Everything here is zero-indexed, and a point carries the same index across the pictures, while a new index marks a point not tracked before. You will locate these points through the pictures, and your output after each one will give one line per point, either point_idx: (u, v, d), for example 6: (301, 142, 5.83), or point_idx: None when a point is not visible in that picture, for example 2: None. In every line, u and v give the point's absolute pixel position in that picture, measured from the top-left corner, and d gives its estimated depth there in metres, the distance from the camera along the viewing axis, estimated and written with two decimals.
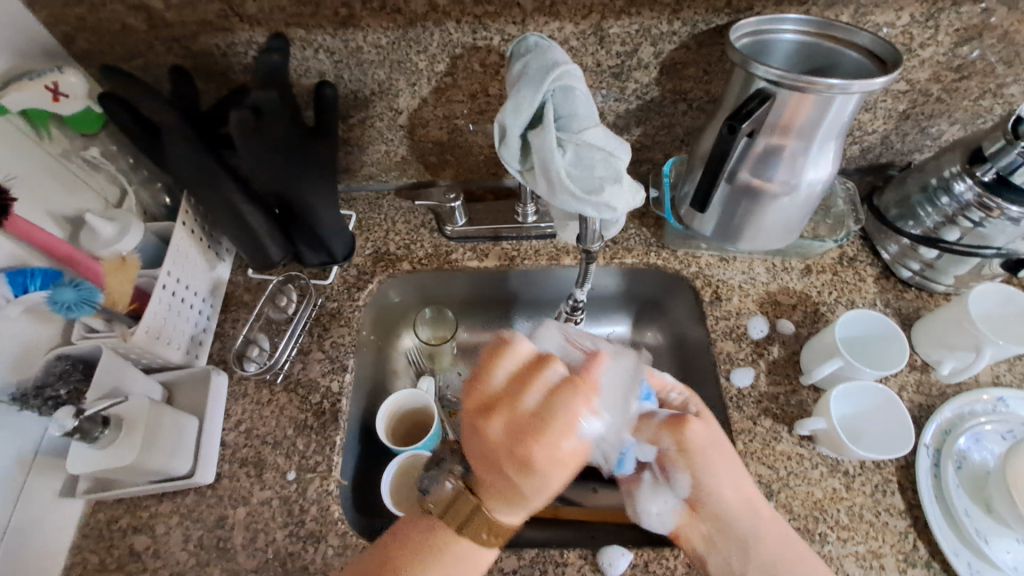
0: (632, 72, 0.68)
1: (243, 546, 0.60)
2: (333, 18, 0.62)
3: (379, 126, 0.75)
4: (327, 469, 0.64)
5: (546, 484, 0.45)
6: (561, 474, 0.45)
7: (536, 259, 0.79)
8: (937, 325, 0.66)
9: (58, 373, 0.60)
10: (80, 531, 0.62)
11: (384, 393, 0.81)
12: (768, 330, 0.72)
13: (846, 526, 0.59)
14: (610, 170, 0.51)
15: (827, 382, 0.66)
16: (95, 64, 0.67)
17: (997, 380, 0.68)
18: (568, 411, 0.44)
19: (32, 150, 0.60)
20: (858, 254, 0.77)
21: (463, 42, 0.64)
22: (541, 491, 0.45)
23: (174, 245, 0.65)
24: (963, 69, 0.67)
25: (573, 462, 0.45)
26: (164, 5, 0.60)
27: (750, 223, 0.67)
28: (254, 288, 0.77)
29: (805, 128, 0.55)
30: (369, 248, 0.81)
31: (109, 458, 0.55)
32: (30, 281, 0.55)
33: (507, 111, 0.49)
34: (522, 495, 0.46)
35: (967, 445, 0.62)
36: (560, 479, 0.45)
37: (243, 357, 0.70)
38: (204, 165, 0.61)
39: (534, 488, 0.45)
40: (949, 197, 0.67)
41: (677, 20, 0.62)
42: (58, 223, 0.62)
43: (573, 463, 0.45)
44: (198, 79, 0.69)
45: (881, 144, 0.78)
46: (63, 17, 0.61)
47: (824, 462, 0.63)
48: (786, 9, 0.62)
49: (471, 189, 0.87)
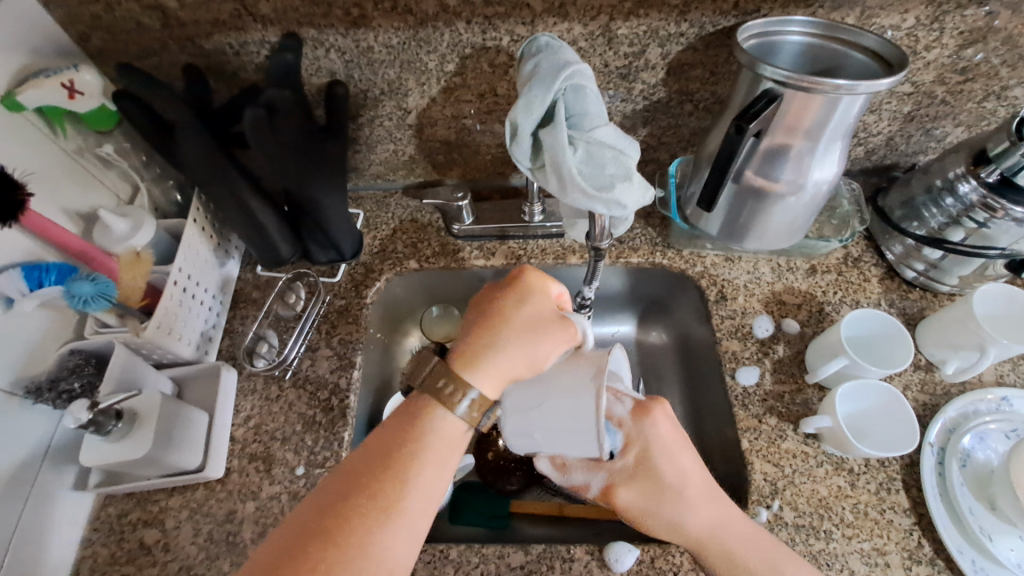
0: (639, 73, 0.68)
1: (253, 540, 0.61)
2: (344, 18, 0.63)
3: (388, 125, 0.76)
4: (335, 465, 0.65)
5: (521, 342, 0.48)
6: (539, 338, 0.48)
7: (542, 258, 0.79)
8: (941, 325, 0.67)
9: (71, 368, 0.60)
10: (91, 525, 0.62)
11: (391, 390, 0.81)
12: (773, 329, 0.72)
13: (851, 524, 0.60)
14: (619, 169, 0.52)
15: (832, 381, 0.67)
16: (108, 63, 0.68)
17: (1001, 380, 0.69)
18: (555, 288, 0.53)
19: (46, 146, 0.61)
20: (863, 255, 0.78)
21: (472, 42, 0.65)
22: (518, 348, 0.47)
23: (185, 242, 0.66)
24: (968, 72, 0.68)
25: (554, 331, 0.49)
26: (178, 4, 0.61)
27: (756, 223, 0.68)
28: (263, 286, 0.78)
29: (811, 128, 0.56)
30: (377, 246, 0.81)
31: (123, 450, 0.56)
32: (45, 276, 0.55)
33: (518, 109, 0.49)
34: (493, 339, 0.48)
35: (971, 444, 0.63)
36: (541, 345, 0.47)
37: (252, 354, 0.72)
38: (216, 162, 0.62)
39: (511, 333, 0.48)
40: (954, 198, 0.67)
41: (685, 21, 0.63)
42: (72, 219, 0.63)
43: (557, 326, 0.49)
44: (210, 78, 0.70)
45: (886, 146, 0.79)
46: (78, 16, 0.62)
47: (829, 460, 0.63)
48: (792, 11, 0.62)
49: (478, 188, 0.88)
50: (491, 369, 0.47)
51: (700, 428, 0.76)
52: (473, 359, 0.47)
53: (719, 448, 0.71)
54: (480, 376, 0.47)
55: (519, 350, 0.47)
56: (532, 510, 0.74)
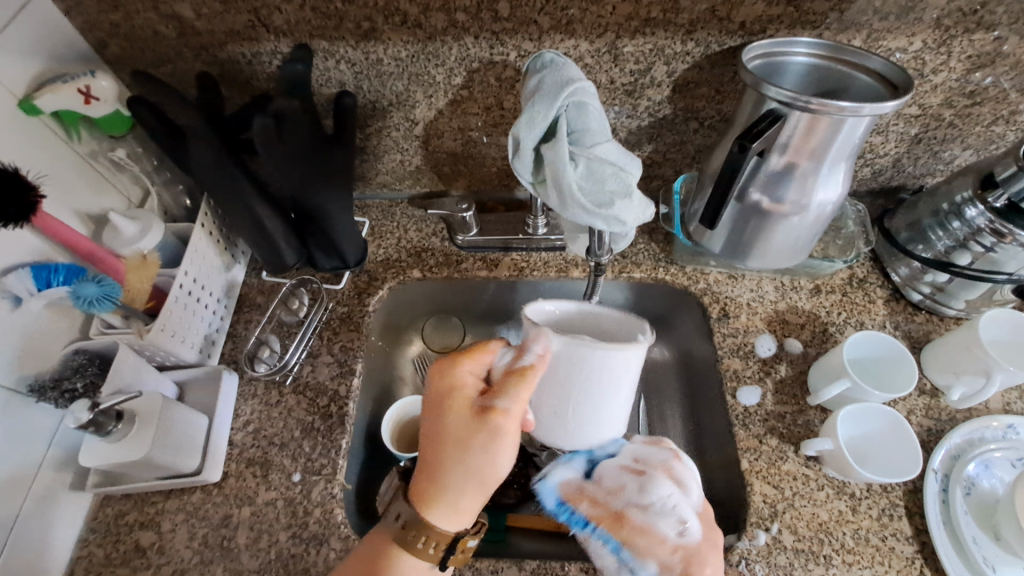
0: (645, 90, 0.69)
1: (246, 546, 0.60)
2: (355, 31, 0.64)
3: (395, 136, 0.77)
4: (332, 472, 0.65)
5: (468, 451, 0.48)
6: (465, 458, 0.48)
7: (545, 271, 0.80)
8: (946, 350, 0.66)
9: (75, 367, 0.62)
10: (87, 525, 0.62)
11: (390, 399, 0.81)
12: (775, 348, 0.72)
13: (851, 550, 0.58)
14: (620, 185, 0.52)
15: (833, 403, 0.66)
16: (125, 70, 0.70)
17: (1008, 408, 0.67)
18: (484, 357, 0.51)
19: (63, 150, 0.63)
20: (868, 276, 0.77)
21: (480, 57, 0.66)
22: (460, 458, 0.48)
23: (192, 246, 0.67)
24: (976, 95, 0.68)
25: (467, 422, 0.49)
26: (194, 14, 0.63)
27: (759, 242, 0.68)
28: (268, 291, 0.79)
29: (817, 149, 0.56)
30: (381, 254, 0.82)
31: (118, 451, 0.56)
32: (54, 276, 0.57)
33: (521, 124, 0.50)
34: (439, 476, 0.49)
35: (975, 471, 0.62)
36: (475, 436, 0.48)
37: (255, 358, 0.71)
38: (224, 169, 0.63)
39: (447, 468, 0.49)
40: (961, 222, 0.67)
41: (691, 40, 0.63)
42: (83, 221, 0.65)
43: (472, 423, 0.49)
44: (223, 87, 0.71)
45: (893, 167, 0.78)
46: (97, 24, 0.64)
47: (830, 484, 0.62)
48: (799, 33, 0.63)
49: (483, 200, 0.88)
50: (445, 503, 0.49)
51: (700, 446, 0.75)
52: (428, 498, 0.49)
53: (720, 468, 0.70)
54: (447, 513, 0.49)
55: (464, 475, 0.49)
56: (527, 524, 0.72)
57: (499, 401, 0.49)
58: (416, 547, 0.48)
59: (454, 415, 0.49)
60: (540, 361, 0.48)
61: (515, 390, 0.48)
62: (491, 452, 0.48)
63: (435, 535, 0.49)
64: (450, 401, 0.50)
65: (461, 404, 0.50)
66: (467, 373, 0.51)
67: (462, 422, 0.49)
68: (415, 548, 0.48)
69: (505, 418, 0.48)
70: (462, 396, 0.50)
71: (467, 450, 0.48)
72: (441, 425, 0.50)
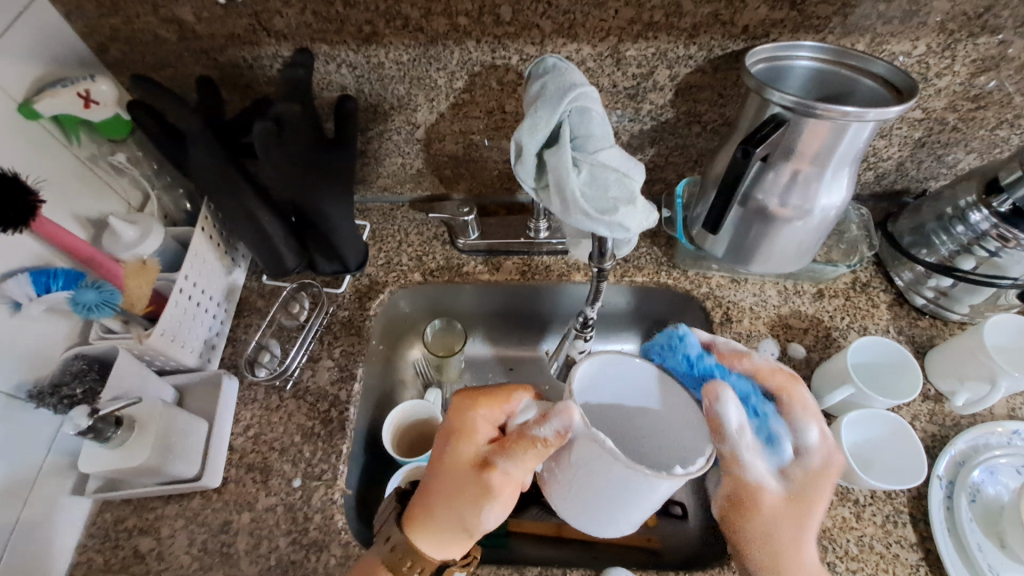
0: (647, 94, 0.69)
1: (246, 552, 0.60)
2: (357, 35, 0.63)
3: (396, 139, 0.77)
4: (332, 478, 0.64)
5: (460, 490, 0.48)
6: (455, 497, 0.48)
7: (546, 275, 0.79)
8: (950, 355, 0.66)
9: (74, 372, 0.61)
10: (86, 531, 0.62)
11: (391, 403, 0.81)
12: (779, 353, 0.71)
13: (855, 557, 0.58)
14: (623, 192, 0.51)
15: (837, 409, 0.66)
16: (125, 73, 0.69)
17: (1013, 414, 0.67)
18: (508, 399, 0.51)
19: (62, 154, 0.62)
20: (872, 280, 0.77)
21: (481, 61, 0.66)
22: (450, 496, 0.49)
23: (192, 251, 0.67)
24: (980, 99, 0.67)
25: (467, 460, 0.49)
26: (194, 18, 0.62)
27: (762, 247, 0.67)
28: (268, 295, 0.78)
29: (820, 153, 0.56)
30: (381, 258, 0.81)
31: (117, 458, 0.56)
32: (53, 282, 0.57)
33: (523, 130, 0.50)
34: (427, 504, 0.49)
35: (981, 478, 0.61)
36: (469, 478, 0.48)
37: (255, 363, 0.72)
38: (225, 173, 0.62)
39: (437, 497, 0.49)
40: (965, 227, 0.66)
41: (694, 44, 0.63)
42: (82, 225, 0.65)
43: (469, 461, 0.49)
44: (224, 91, 0.71)
45: (896, 171, 0.78)
46: (97, 27, 0.63)
47: (834, 490, 0.62)
48: (803, 37, 0.62)
49: (484, 204, 0.88)
50: (428, 537, 0.48)
51: None
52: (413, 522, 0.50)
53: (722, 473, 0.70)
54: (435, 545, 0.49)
55: (452, 511, 0.48)
56: (528, 529, 0.72)
57: (502, 461, 0.48)
58: (400, 571, 0.48)
59: (458, 449, 0.50)
60: (556, 439, 0.43)
61: (522, 457, 0.47)
62: (479, 501, 0.48)
63: (422, 564, 0.48)
64: (461, 435, 0.50)
65: (468, 441, 0.50)
66: (485, 412, 0.50)
67: (464, 458, 0.50)
68: (398, 573, 0.47)
69: (502, 479, 0.48)
70: (473, 433, 0.50)
71: (459, 487, 0.49)
72: (443, 455, 0.50)
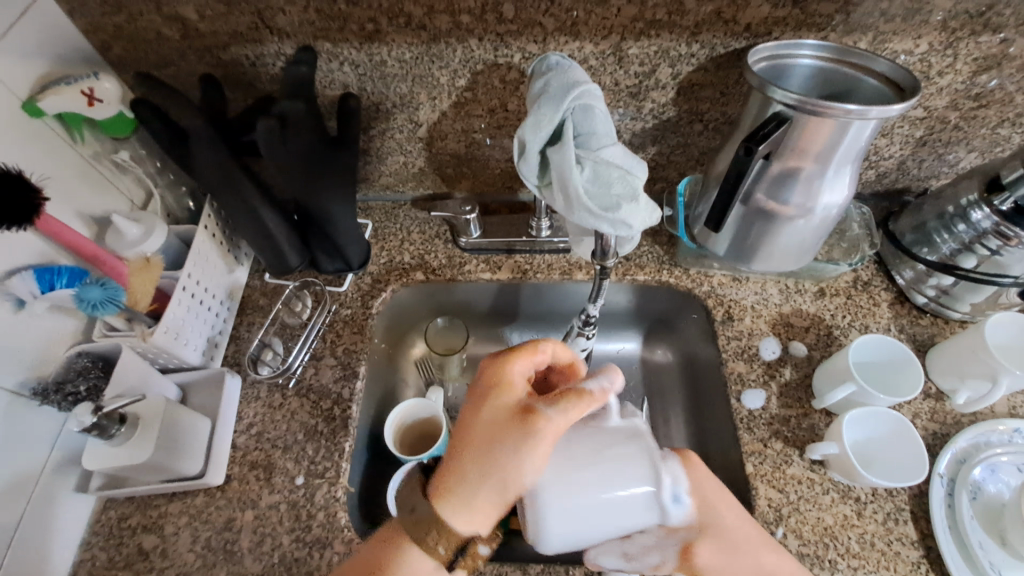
0: (649, 92, 0.69)
1: (249, 549, 0.60)
2: (359, 33, 0.64)
3: (398, 138, 0.77)
4: (335, 475, 0.64)
5: (498, 444, 0.44)
6: (495, 450, 0.44)
7: (548, 273, 0.79)
8: (951, 354, 0.66)
9: (78, 370, 0.61)
10: (91, 528, 0.62)
11: (393, 401, 0.81)
12: (780, 351, 0.71)
13: (856, 555, 0.58)
14: (626, 189, 0.52)
15: (839, 407, 0.66)
16: (129, 72, 0.70)
17: (1014, 412, 0.67)
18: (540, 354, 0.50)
19: (66, 152, 0.62)
20: (873, 279, 0.77)
21: (484, 59, 0.66)
22: (487, 450, 0.45)
23: (195, 249, 0.67)
24: (982, 98, 0.68)
25: (506, 411, 0.46)
26: (198, 16, 0.63)
27: (764, 245, 0.67)
28: (271, 293, 0.79)
29: (822, 151, 0.56)
30: (383, 256, 0.82)
31: (121, 455, 0.56)
32: (57, 278, 0.57)
33: (526, 127, 0.50)
34: (460, 464, 0.45)
35: (982, 476, 0.61)
36: (509, 429, 0.44)
37: (257, 361, 0.71)
38: (228, 171, 0.62)
39: (472, 454, 0.45)
40: (966, 225, 0.66)
41: (696, 42, 0.63)
42: (86, 223, 0.65)
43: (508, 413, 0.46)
44: (226, 89, 0.71)
45: (897, 170, 0.78)
46: (101, 25, 0.64)
47: (835, 488, 0.62)
48: (805, 35, 0.63)
49: (486, 202, 0.88)
50: (460, 503, 0.44)
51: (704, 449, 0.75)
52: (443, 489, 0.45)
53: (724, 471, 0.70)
54: (462, 511, 0.44)
55: (488, 468, 0.44)
56: None
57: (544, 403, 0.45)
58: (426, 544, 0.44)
59: (495, 402, 0.47)
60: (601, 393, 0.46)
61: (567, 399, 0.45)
62: (521, 452, 0.43)
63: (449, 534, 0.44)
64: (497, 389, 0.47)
65: (505, 395, 0.47)
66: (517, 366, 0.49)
67: (501, 410, 0.46)
68: (425, 545, 0.44)
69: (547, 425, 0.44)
70: (509, 386, 0.47)
71: (498, 440, 0.44)
72: (477, 412, 0.47)
